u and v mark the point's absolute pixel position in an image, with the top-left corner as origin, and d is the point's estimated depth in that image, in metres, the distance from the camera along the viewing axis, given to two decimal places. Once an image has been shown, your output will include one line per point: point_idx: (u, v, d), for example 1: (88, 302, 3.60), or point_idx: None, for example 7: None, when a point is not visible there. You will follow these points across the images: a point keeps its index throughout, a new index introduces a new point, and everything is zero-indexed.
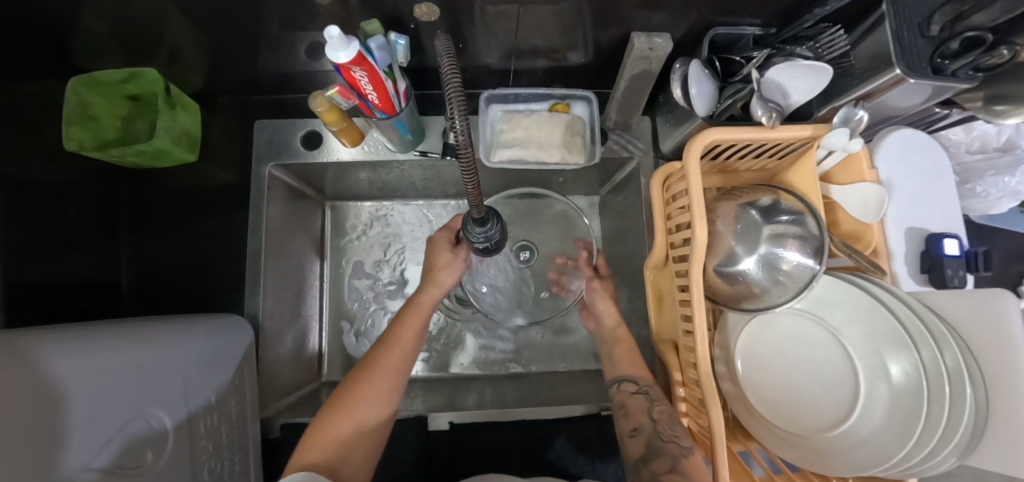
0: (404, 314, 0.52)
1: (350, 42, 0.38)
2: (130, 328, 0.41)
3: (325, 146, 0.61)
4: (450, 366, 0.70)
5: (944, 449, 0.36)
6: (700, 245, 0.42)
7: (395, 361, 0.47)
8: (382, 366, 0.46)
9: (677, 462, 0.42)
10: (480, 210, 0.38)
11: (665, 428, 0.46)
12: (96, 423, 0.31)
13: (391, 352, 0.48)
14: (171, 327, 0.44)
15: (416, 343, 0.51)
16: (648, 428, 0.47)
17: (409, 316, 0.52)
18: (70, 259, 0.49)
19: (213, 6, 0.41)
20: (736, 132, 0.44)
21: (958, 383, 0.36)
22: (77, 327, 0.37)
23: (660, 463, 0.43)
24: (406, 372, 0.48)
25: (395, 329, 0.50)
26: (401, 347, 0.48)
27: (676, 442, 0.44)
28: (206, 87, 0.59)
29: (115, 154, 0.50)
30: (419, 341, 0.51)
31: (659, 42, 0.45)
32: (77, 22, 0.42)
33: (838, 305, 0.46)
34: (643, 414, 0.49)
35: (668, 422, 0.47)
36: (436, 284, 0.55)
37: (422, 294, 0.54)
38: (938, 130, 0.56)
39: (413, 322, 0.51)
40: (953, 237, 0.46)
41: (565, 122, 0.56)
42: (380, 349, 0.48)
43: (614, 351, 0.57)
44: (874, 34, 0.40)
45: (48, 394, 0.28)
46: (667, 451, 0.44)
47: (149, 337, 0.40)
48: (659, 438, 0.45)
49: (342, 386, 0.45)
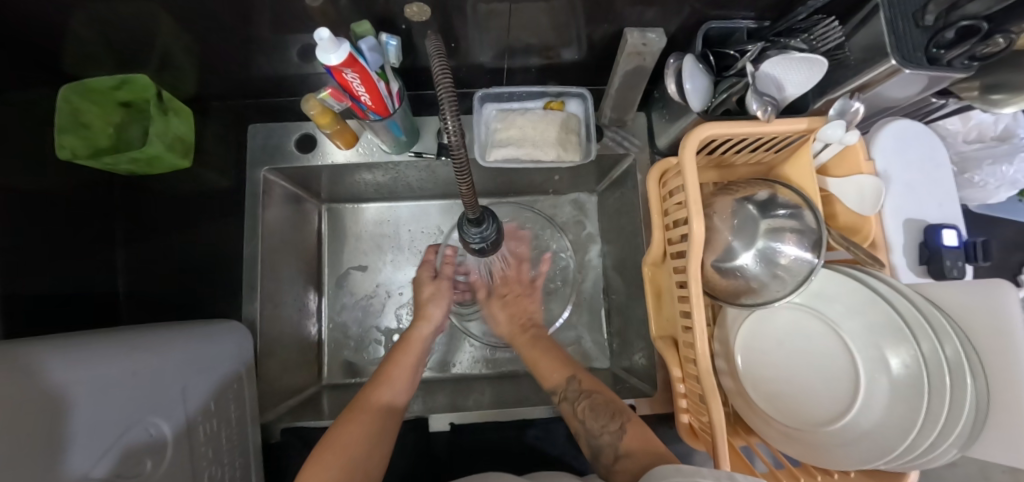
0: (397, 351, 0.54)
1: (341, 44, 0.38)
2: (129, 336, 0.41)
3: (320, 149, 0.61)
4: (452, 366, 0.70)
5: (944, 441, 0.36)
6: (698, 242, 0.41)
7: (384, 396, 0.48)
8: (375, 399, 0.47)
9: (616, 448, 0.44)
10: (475, 211, 0.37)
11: (593, 424, 0.47)
12: (94, 433, 0.31)
13: (383, 389, 0.49)
14: (170, 335, 0.44)
15: (409, 381, 0.52)
16: (582, 430, 0.48)
17: (402, 353, 0.53)
18: (66, 266, 0.49)
19: (204, 11, 0.40)
20: (731, 127, 0.44)
21: (958, 375, 0.36)
22: (75, 335, 0.37)
23: (609, 456, 0.44)
24: (397, 409, 0.48)
25: (387, 366, 0.52)
26: (392, 384, 0.50)
27: (607, 432, 0.46)
28: (199, 92, 0.58)
29: (109, 162, 0.50)
30: (412, 379, 0.53)
31: (653, 38, 0.45)
32: (68, 29, 0.42)
33: (837, 299, 0.46)
34: (574, 419, 0.49)
35: (595, 416, 0.47)
36: (426, 319, 0.57)
37: (412, 330, 0.56)
38: (936, 120, 0.55)
39: (405, 358, 0.53)
40: (952, 227, 0.46)
41: (560, 120, 0.55)
42: (372, 386, 0.49)
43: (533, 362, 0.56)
44: (868, 25, 0.40)
45: (46, 405, 0.28)
46: (605, 445, 0.45)
47: (148, 346, 0.40)
48: (594, 436, 0.46)
49: (338, 420, 0.45)
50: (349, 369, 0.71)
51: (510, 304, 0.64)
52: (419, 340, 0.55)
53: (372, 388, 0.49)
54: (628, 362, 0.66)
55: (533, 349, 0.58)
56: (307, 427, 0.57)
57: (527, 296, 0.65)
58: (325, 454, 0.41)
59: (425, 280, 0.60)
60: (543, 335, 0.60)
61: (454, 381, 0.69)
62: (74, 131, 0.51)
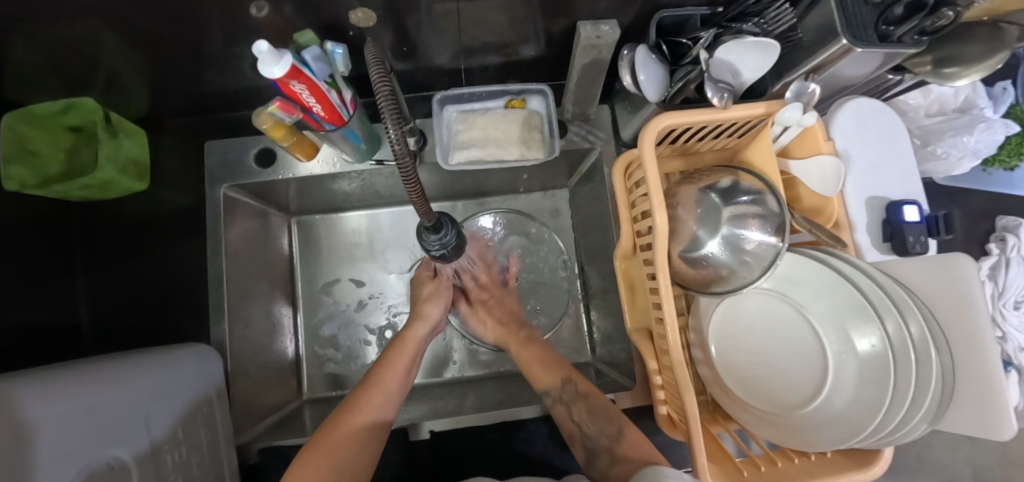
0: (390, 352, 0.53)
1: (283, 55, 0.37)
2: (79, 369, 0.38)
3: (279, 162, 0.60)
4: (444, 370, 0.70)
5: (915, 417, 0.37)
6: (662, 232, 0.41)
7: (373, 404, 0.46)
8: (363, 406, 0.46)
9: (613, 453, 0.43)
10: (430, 218, 0.36)
11: (590, 428, 0.46)
12: (60, 469, 0.30)
13: (372, 390, 0.48)
14: (123, 365, 0.42)
15: (402, 384, 0.51)
16: (578, 433, 0.47)
17: (396, 354, 0.52)
18: (26, 299, 0.48)
19: (142, 29, 0.39)
20: (688, 116, 0.43)
21: (923, 350, 0.37)
22: (25, 371, 0.35)
23: (604, 462, 0.43)
24: (386, 415, 0.47)
25: (380, 367, 0.50)
26: (382, 387, 0.48)
27: (604, 436, 0.45)
28: (150, 110, 0.57)
29: (59, 190, 0.49)
30: (404, 383, 0.51)
31: (606, 30, 0.44)
32: (7, 56, 0.40)
33: (803, 283, 0.46)
34: (569, 421, 0.48)
35: (592, 419, 0.47)
36: (424, 320, 0.57)
37: (408, 330, 0.56)
38: (895, 95, 0.55)
39: (398, 359, 0.52)
40: (912, 203, 0.46)
41: (521, 118, 0.55)
42: (362, 389, 0.48)
43: (527, 365, 0.55)
44: (818, 6, 0.40)
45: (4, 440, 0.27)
46: (601, 448, 0.44)
47: (102, 377, 0.38)
48: (590, 440, 0.46)
49: (325, 424, 0.44)
50: (329, 381, 0.70)
51: (494, 307, 0.65)
52: (414, 341, 0.55)
53: (365, 391, 0.47)
54: (609, 355, 0.66)
55: (527, 352, 0.56)
56: (286, 445, 0.57)
57: (507, 296, 0.66)
58: (312, 460, 0.40)
59: (424, 280, 0.61)
60: (535, 334, 0.60)
61: (439, 386, 0.68)
62: (21, 162, 0.49)
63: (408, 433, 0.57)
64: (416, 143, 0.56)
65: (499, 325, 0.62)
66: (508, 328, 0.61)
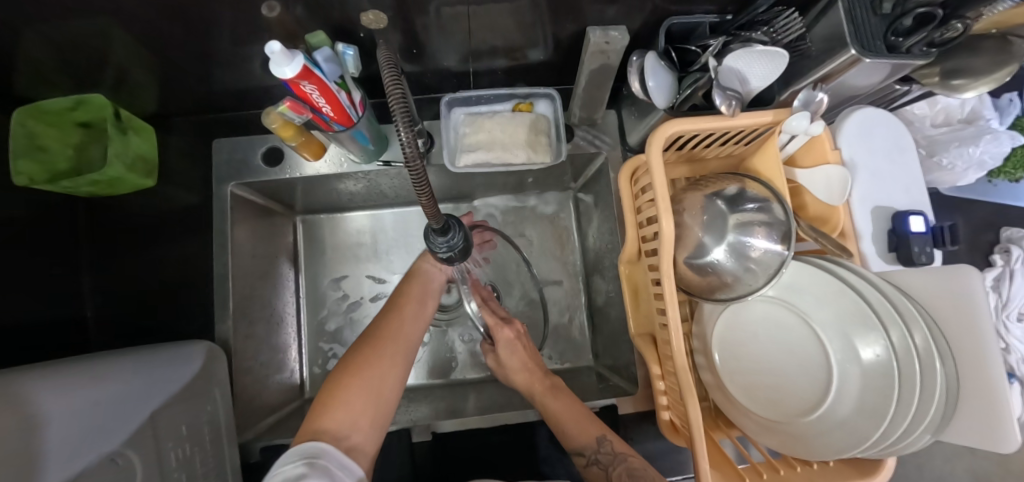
0: (405, 283, 0.54)
1: (295, 56, 0.37)
2: (68, 371, 0.38)
3: (286, 162, 0.60)
4: (449, 371, 0.70)
5: (919, 428, 0.37)
6: (668, 239, 0.42)
7: (396, 327, 0.48)
8: (388, 331, 0.48)
9: None
10: (438, 220, 0.37)
11: None
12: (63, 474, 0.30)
13: (395, 318, 0.50)
14: (114, 368, 0.41)
15: (421, 312, 0.52)
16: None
17: (410, 284, 0.54)
18: (31, 293, 0.48)
19: (157, 27, 0.39)
20: (696, 123, 0.44)
21: (928, 359, 0.37)
22: (17, 370, 0.34)
23: None
24: (412, 340, 0.49)
25: (400, 295, 0.53)
26: (403, 313, 0.50)
27: None
28: (159, 108, 0.57)
29: (67, 185, 0.49)
30: (425, 311, 0.53)
31: (615, 36, 0.44)
32: (16, 51, 0.40)
33: (807, 291, 0.46)
34: None
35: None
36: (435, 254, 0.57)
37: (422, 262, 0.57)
38: (901, 106, 0.56)
39: (416, 288, 0.53)
40: (918, 214, 0.46)
41: (528, 121, 0.55)
42: (384, 318, 0.50)
43: (555, 417, 0.51)
44: (828, 16, 0.40)
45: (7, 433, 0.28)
46: None
47: (92, 381, 0.38)
48: None
49: (349, 352, 0.46)
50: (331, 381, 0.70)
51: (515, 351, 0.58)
52: (430, 270, 0.56)
53: (386, 319, 0.49)
54: (612, 360, 0.65)
55: (557, 404, 0.52)
56: (287, 444, 0.56)
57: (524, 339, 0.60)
58: (346, 386, 0.41)
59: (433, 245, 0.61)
60: (561, 384, 0.56)
61: (442, 387, 0.68)
62: (29, 156, 0.49)
63: (409, 434, 0.57)
64: (423, 145, 0.56)
65: (527, 372, 0.56)
66: (534, 373, 0.56)
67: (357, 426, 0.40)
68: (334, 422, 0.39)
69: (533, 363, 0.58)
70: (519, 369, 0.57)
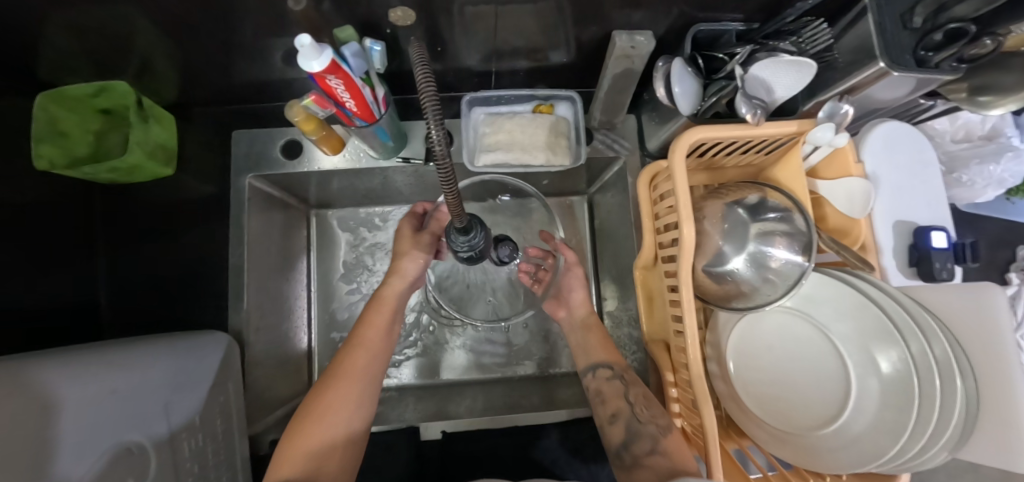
0: (369, 311, 0.51)
1: (324, 50, 0.37)
2: (82, 359, 0.38)
3: (305, 155, 0.60)
4: (442, 372, 0.68)
5: (936, 444, 0.36)
6: (688, 246, 0.41)
7: (359, 362, 0.47)
8: (349, 367, 0.46)
9: (657, 443, 0.43)
10: (462, 219, 0.37)
11: (642, 411, 0.46)
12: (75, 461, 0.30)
13: (357, 352, 0.48)
14: (130, 354, 0.41)
15: (384, 341, 0.50)
16: (627, 412, 0.47)
17: (374, 314, 0.51)
18: (46, 279, 0.48)
19: (183, 17, 0.39)
20: (719, 130, 0.44)
21: (947, 375, 0.36)
22: (27, 359, 0.34)
23: (642, 447, 0.44)
24: (374, 371, 0.47)
25: (361, 328, 0.50)
26: (366, 346, 0.48)
27: (654, 422, 0.45)
28: (180, 98, 0.57)
29: (87, 171, 0.49)
30: (386, 340, 0.51)
31: (641, 41, 0.44)
32: (43, 37, 0.40)
33: (826, 303, 0.46)
34: (620, 399, 0.49)
35: (647, 405, 0.47)
36: (400, 274, 0.53)
37: (386, 287, 0.53)
38: (925, 121, 0.55)
39: (379, 319, 0.51)
40: (940, 229, 0.46)
41: (549, 123, 0.55)
42: (346, 352, 0.48)
43: (586, 338, 0.57)
44: (858, 26, 0.40)
45: (23, 420, 0.28)
46: (645, 433, 0.44)
47: (109, 366, 0.38)
48: (637, 422, 0.46)
49: (315, 389, 0.45)
50: None
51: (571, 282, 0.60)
52: (393, 298, 0.52)
53: (347, 355, 0.47)
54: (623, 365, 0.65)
55: (594, 332, 0.57)
56: None
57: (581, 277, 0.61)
58: (305, 425, 0.42)
59: (405, 235, 0.55)
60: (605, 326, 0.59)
61: (439, 388, 0.67)
62: (51, 141, 0.49)
63: (417, 433, 0.59)
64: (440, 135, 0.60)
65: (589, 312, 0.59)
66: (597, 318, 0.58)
67: (323, 468, 0.40)
68: (293, 468, 0.39)
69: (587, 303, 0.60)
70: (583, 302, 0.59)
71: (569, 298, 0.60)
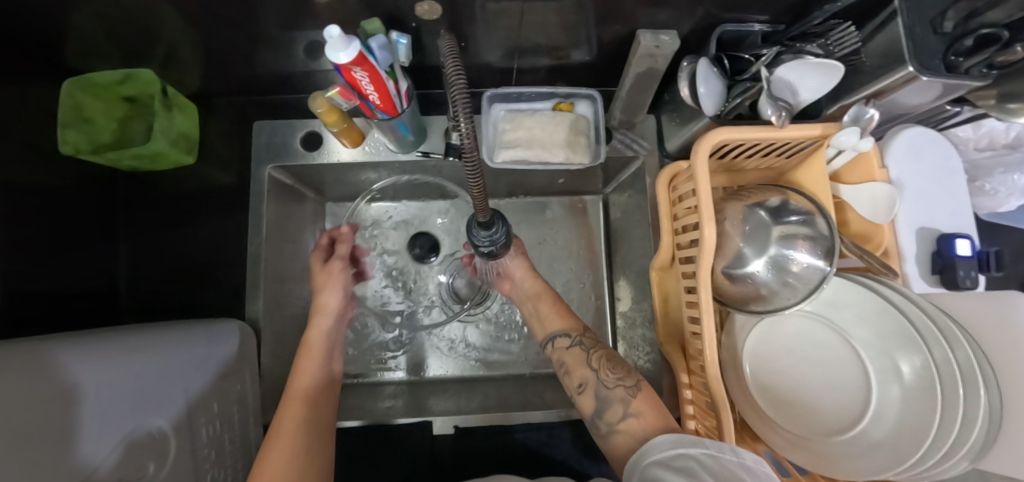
0: (299, 361, 0.52)
1: (351, 41, 0.37)
2: (106, 341, 0.38)
3: (325, 147, 0.60)
4: (426, 370, 0.68)
5: (957, 454, 0.35)
6: (709, 247, 0.41)
7: (298, 405, 0.46)
8: (290, 413, 0.45)
9: (626, 406, 0.43)
10: (485, 214, 0.37)
11: (607, 376, 0.46)
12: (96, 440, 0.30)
13: (294, 400, 0.47)
14: (153, 338, 0.42)
15: (321, 384, 0.51)
16: (592, 380, 0.47)
17: (303, 362, 0.52)
18: (68, 264, 0.49)
19: (211, 8, 0.40)
20: (744, 132, 0.43)
21: (971, 385, 0.35)
22: (54, 340, 0.35)
23: (614, 413, 0.43)
24: (318, 411, 0.47)
25: (293, 379, 0.50)
26: (302, 390, 0.48)
27: (620, 385, 0.45)
28: (202, 88, 0.57)
29: (112, 158, 0.49)
30: (322, 382, 0.51)
31: (666, 40, 0.44)
32: (70, 25, 0.41)
33: (848, 308, 0.46)
34: (584, 368, 0.49)
35: (610, 367, 0.47)
36: (323, 312, 0.56)
37: (312, 329, 0.56)
38: (951, 127, 0.55)
39: (307, 365, 0.52)
40: (965, 237, 0.45)
41: (569, 121, 0.55)
42: (284, 404, 0.47)
43: (539, 308, 0.58)
44: (884, 31, 0.39)
45: (48, 402, 0.28)
46: (614, 397, 0.44)
47: (135, 349, 0.38)
48: (604, 387, 0.45)
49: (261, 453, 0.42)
50: None
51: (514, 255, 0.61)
52: (320, 336, 0.55)
53: (284, 406, 0.47)
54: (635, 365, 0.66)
55: (544, 301, 0.58)
56: None
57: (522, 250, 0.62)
58: (259, 479, 0.38)
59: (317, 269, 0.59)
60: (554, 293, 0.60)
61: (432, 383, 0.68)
62: (76, 127, 0.50)
63: (430, 428, 0.59)
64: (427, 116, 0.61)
65: (534, 279, 0.59)
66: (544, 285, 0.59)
67: None
68: None
69: (530, 273, 0.60)
70: (524, 270, 0.60)
71: (512, 271, 0.61)
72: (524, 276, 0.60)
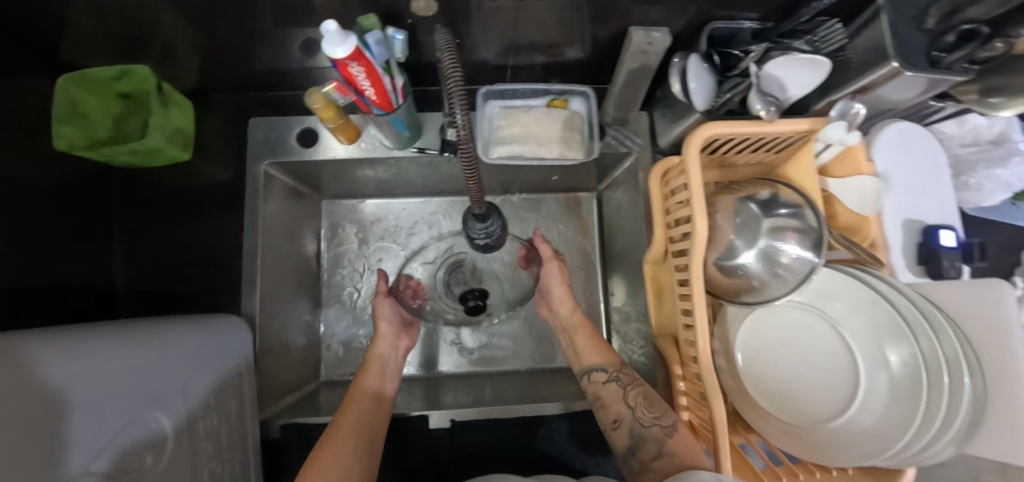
0: (361, 374, 0.56)
1: (348, 36, 0.37)
2: (107, 334, 0.38)
3: (321, 143, 0.61)
4: (436, 365, 0.71)
5: (941, 439, 0.36)
6: (701, 238, 0.42)
7: (354, 413, 0.48)
8: (344, 419, 0.47)
9: (662, 445, 0.43)
10: (481, 207, 0.38)
11: (643, 414, 0.46)
12: (96, 428, 0.30)
13: (351, 408, 0.49)
14: (153, 332, 0.42)
15: (377, 396, 0.52)
16: (628, 417, 0.47)
17: (365, 375, 0.55)
18: (63, 259, 0.48)
19: (208, 4, 0.40)
20: (735, 126, 0.44)
21: (956, 371, 0.36)
22: (52, 333, 0.35)
23: (648, 452, 0.44)
24: (372, 420, 0.49)
25: (353, 389, 0.53)
26: (360, 400, 0.50)
27: (657, 424, 0.45)
28: (200, 84, 0.58)
29: (108, 153, 0.49)
30: (378, 393, 0.53)
31: (658, 37, 0.44)
32: (68, 20, 0.41)
33: (838, 298, 0.47)
34: (620, 404, 0.49)
35: (645, 405, 0.47)
36: (381, 337, 0.61)
37: (375, 347, 0.60)
38: (934, 123, 0.56)
39: (370, 377, 0.55)
40: (948, 228, 0.46)
41: (563, 118, 0.56)
42: (342, 410, 0.49)
43: (575, 340, 0.59)
44: (872, 27, 0.41)
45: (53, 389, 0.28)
46: (650, 435, 0.44)
47: (135, 342, 0.39)
48: (640, 426, 0.46)
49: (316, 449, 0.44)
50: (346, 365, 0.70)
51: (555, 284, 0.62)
52: (380, 355, 0.59)
53: (341, 412, 0.49)
54: (628, 357, 0.68)
55: (582, 333, 0.59)
56: (307, 423, 0.58)
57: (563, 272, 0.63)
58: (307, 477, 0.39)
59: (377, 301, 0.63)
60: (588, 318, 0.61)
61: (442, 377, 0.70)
62: (72, 122, 0.50)
63: (426, 422, 0.59)
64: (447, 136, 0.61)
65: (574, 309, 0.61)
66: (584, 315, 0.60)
67: None
68: None
69: (570, 304, 0.61)
70: (564, 300, 0.62)
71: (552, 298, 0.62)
72: (564, 309, 0.61)
